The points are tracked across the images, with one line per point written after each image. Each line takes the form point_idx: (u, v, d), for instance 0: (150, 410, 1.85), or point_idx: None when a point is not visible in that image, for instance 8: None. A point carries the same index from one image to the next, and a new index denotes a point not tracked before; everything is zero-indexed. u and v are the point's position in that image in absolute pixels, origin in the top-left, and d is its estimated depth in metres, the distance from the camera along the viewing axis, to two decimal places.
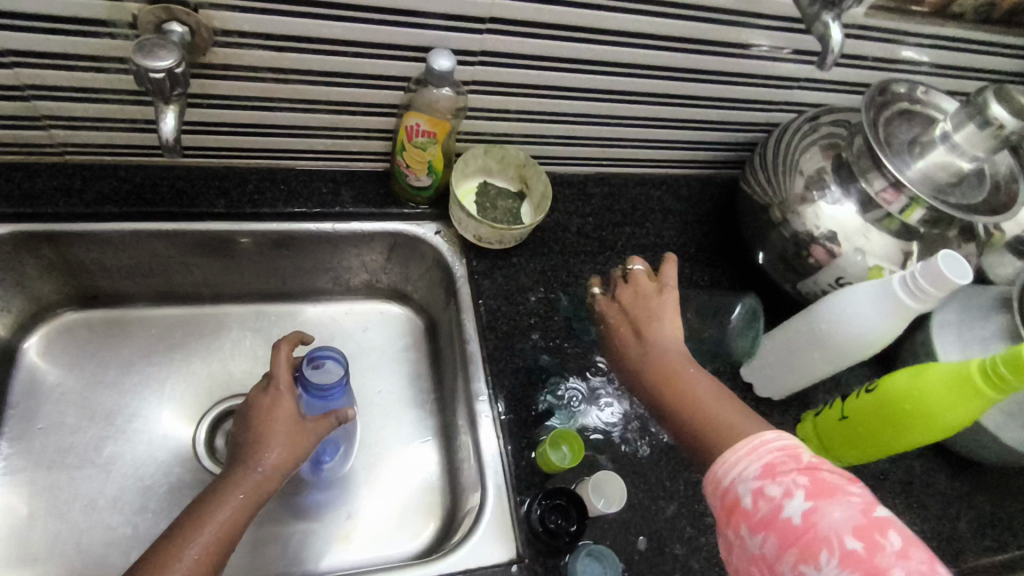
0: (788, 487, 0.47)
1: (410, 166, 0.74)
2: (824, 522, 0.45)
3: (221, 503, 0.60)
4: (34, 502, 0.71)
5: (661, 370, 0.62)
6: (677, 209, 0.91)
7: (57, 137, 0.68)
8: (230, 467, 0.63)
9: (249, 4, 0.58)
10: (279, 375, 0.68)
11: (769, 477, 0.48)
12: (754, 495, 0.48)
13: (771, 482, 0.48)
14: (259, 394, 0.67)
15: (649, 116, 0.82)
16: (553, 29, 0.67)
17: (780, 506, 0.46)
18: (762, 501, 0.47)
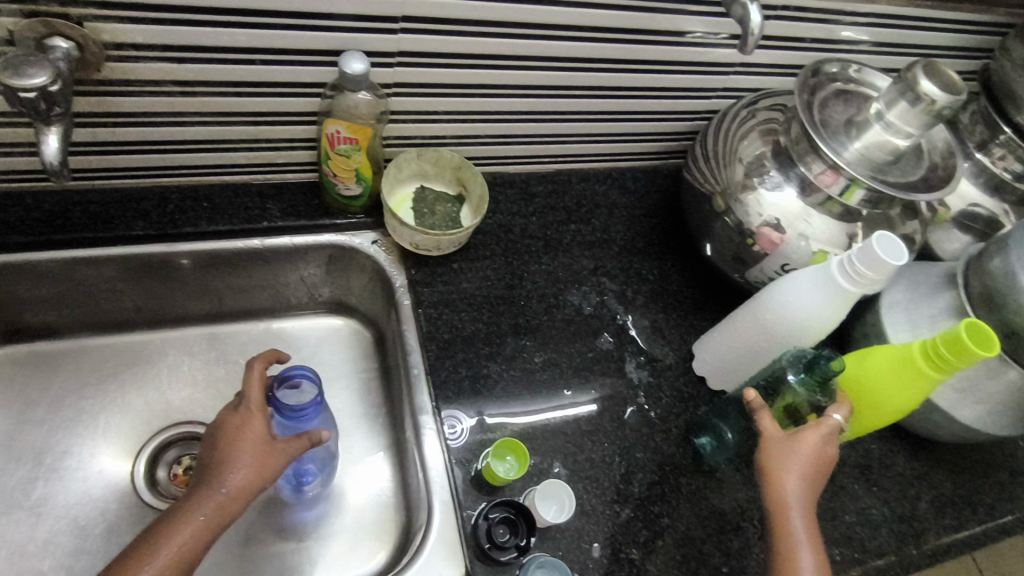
0: None
1: (337, 175, 0.71)
2: None
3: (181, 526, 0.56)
4: None
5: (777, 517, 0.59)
6: (624, 202, 0.89)
7: None
8: (193, 487, 0.59)
9: (140, 15, 0.55)
10: (250, 393, 0.64)
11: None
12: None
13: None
14: (228, 413, 0.63)
15: (585, 109, 0.80)
16: (471, 26, 0.65)
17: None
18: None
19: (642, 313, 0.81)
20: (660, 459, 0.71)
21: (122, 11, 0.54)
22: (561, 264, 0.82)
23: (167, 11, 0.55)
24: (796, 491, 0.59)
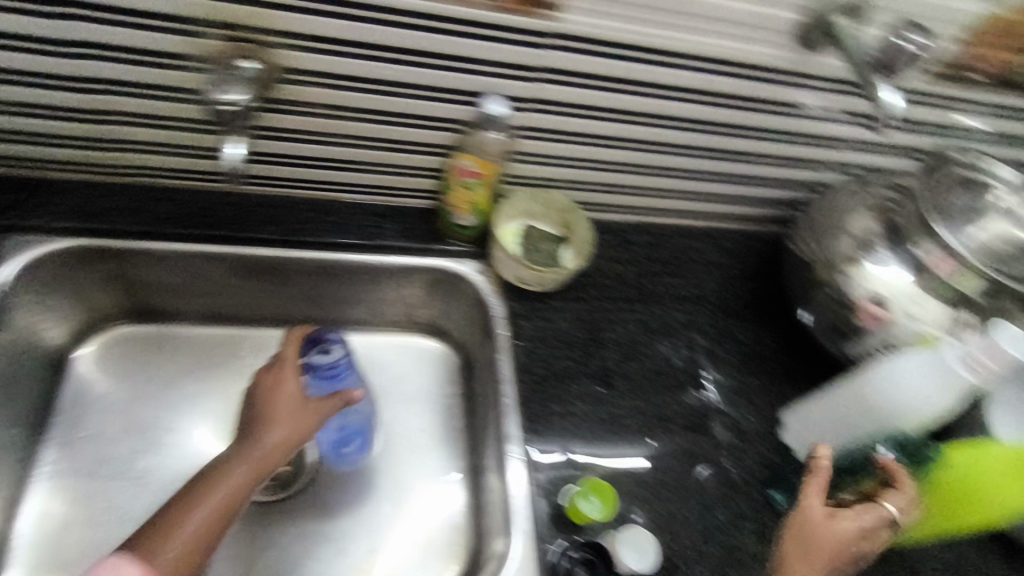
0: None
1: (456, 205, 0.76)
2: None
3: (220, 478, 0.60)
4: (70, 509, 0.73)
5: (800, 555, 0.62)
6: (721, 262, 0.90)
7: (129, 159, 0.72)
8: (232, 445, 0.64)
9: (315, 45, 0.61)
10: (284, 356, 0.69)
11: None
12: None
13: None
14: (264, 373, 0.68)
15: (698, 168, 0.82)
16: (607, 81, 0.67)
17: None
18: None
19: (730, 373, 0.81)
20: (738, 522, 0.70)
21: (303, 42, 0.60)
22: (654, 316, 0.83)
23: (338, 44, 0.61)
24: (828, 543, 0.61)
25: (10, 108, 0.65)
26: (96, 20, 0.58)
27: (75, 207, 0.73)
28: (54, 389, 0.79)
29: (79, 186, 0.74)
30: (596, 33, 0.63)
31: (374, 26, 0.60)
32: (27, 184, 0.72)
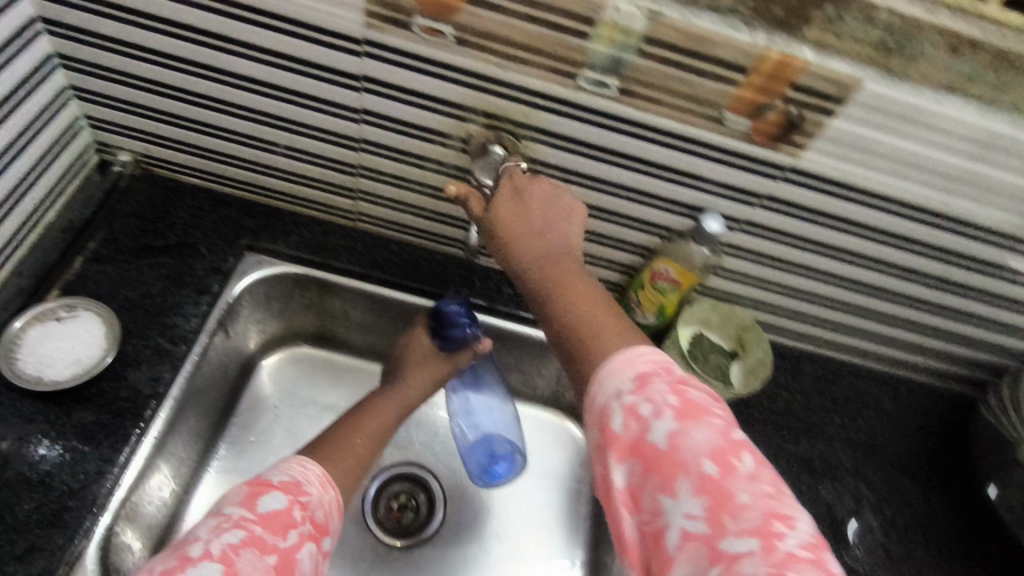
0: (751, 490, 0.41)
1: (642, 303, 0.76)
2: (688, 445, 0.42)
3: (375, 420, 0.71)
4: None
5: None
6: (895, 411, 0.85)
7: (361, 207, 0.78)
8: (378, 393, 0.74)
9: (565, 145, 0.64)
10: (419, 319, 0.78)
11: (640, 392, 0.45)
12: (625, 414, 0.44)
13: (645, 400, 0.44)
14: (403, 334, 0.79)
15: (889, 311, 0.79)
16: (826, 217, 0.68)
17: (648, 428, 0.43)
18: (631, 420, 0.44)
19: (895, 535, 0.76)
20: None
21: (555, 140, 0.63)
22: (816, 454, 0.80)
23: (585, 147, 0.63)
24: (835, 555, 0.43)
25: (279, 150, 0.72)
26: (375, 91, 0.62)
27: (303, 239, 0.80)
28: (236, 391, 0.83)
29: (307, 221, 0.81)
30: (835, 175, 0.63)
31: (626, 139, 0.62)
32: (267, 214, 0.80)
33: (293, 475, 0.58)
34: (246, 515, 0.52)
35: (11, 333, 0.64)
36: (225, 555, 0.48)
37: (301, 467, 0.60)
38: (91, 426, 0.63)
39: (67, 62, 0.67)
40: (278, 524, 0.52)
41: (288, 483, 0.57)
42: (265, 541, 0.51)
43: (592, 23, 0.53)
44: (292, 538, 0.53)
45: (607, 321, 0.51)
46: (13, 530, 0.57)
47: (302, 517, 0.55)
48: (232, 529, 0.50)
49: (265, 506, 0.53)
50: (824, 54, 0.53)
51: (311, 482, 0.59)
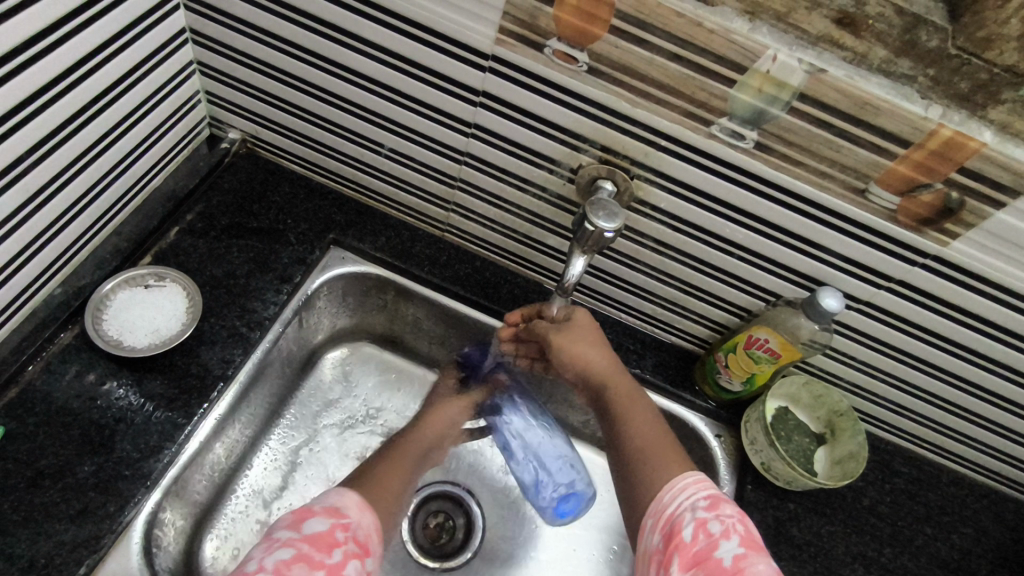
0: (728, 527, 0.51)
1: (728, 367, 0.71)
2: (750, 569, 0.49)
3: (404, 460, 0.70)
4: (272, 499, 0.74)
5: None
6: (997, 534, 0.76)
7: (451, 218, 0.77)
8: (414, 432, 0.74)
9: (680, 192, 0.59)
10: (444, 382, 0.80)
11: (713, 511, 0.52)
12: (696, 527, 0.52)
13: (715, 517, 0.52)
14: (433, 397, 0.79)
15: (1010, 426, 0.70)
16: (964, 314, 0.60)
17: (716, 544, 0.50)
18: (700, 533, 0.51)
19: None
20: None
21: (670, 185, 0.59)
22: (899, 566, 0.72)
23: (701, 197, 0.59)
24: None
25: (382, 151, 0.72)
26: (492, 108, 0.60)
27: (389, 241, 0.78)
28: (298, 379, 0.80)
29: (397, 223, 0.80)
30: (987, 271, 0.55)
31: (751, 195, 0.57)
32: (359, 211, 0.79)
33: (333, 501, 0.56)
34: (292, 535, 0.51)
35: (101, 292, 0.65)
36: (277, 570, 0.48)
37: (341, 493, 0.58)
38: (160, 398, 0.63)
39: (197, 37, 0.68)
40: (323, 543, 0.51)
41: (332, 508, 0.55)
42: (312, 558, 0.50)
43: (742, 70, 0.48)
44: (338, 556, 0.51)
45: (648, 429, 0.62)
46: (71, 488, 0.57)
47: (346, 537, 0.53)
48: (283, 547, 0.50)
49: (310, 527, 0.52)
50: (1005, 138, 0.46)
51: (351, 506, 0.57)
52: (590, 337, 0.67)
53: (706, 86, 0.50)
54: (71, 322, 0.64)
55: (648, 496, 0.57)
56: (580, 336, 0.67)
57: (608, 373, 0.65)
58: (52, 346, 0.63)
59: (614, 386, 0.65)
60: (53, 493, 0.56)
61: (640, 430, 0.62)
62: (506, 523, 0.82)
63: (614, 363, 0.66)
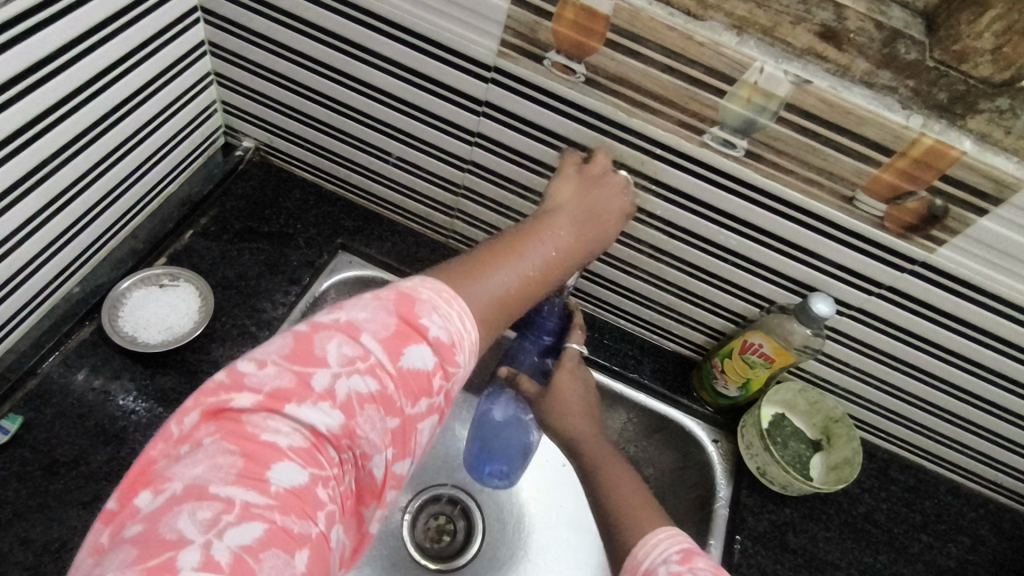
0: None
1: (724, 372, 0.73)
2: None
3: (518, 237, 0.56)
4: None
5: None
6: (995, 544, 0.76)
7: (455, 225, 0.79)
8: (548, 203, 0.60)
9: (674, 199, 0.62)
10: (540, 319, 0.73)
11: (686, 564, 0.48)
12: None
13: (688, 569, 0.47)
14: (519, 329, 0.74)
15: (1004, 434, 0.71)
16: (953, 320, 0.61)
17: None
18: None
19: None
20: None
21: (664, 192, 0.61)
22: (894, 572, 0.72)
23: (695, 204, 0.61)
24: None
25: (390, 159, 0.74)
26: (494, 117, 0.63)
27: (395, 247, 0.81)
28: None
29: (403, 229, 0.82)
30: (973, 278, 0.57)
31: (742, 203, 0.59)
32: (366, 217, 0.82)
33: (450, 331, 0.46)
34: (384, 363, 0.43)
35: (119, 290, 0.68)
36: (347, 407, 0.42)
37: (463, 321, 0.47)
38: (171, 392, 0.65)
39: (216, 50, 0.71)
40: (408, 386, 0.44)
41: (441, 343, 0.45)
42: (393, 404, 0.44)
43: (731, 81, 0.51)
44: (420, 408, 0.45)
45: (632, 481, 0.59)
46: (83, 476, 0.59)
47: (439, 389, 0.46)
48: (365, 376, 0.43)
49: (407, 360, 0.44)
50: (984, 148, 0.48)
51: (466, 346, 0.47)
52: (586, 398, 0.68)
53: (697, 96, 0.53)
54: (89, 318, 0.67)
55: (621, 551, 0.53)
56: (578, 393, 0.68)
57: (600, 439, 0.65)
58: (70, 341, 0.66)
59: (593, 451, 0.63)
60: (68, 481, 0.59)
61: (622, 479, 0.60)
62: (506, 527, 0.83)
63: (595, 422, 0.66)
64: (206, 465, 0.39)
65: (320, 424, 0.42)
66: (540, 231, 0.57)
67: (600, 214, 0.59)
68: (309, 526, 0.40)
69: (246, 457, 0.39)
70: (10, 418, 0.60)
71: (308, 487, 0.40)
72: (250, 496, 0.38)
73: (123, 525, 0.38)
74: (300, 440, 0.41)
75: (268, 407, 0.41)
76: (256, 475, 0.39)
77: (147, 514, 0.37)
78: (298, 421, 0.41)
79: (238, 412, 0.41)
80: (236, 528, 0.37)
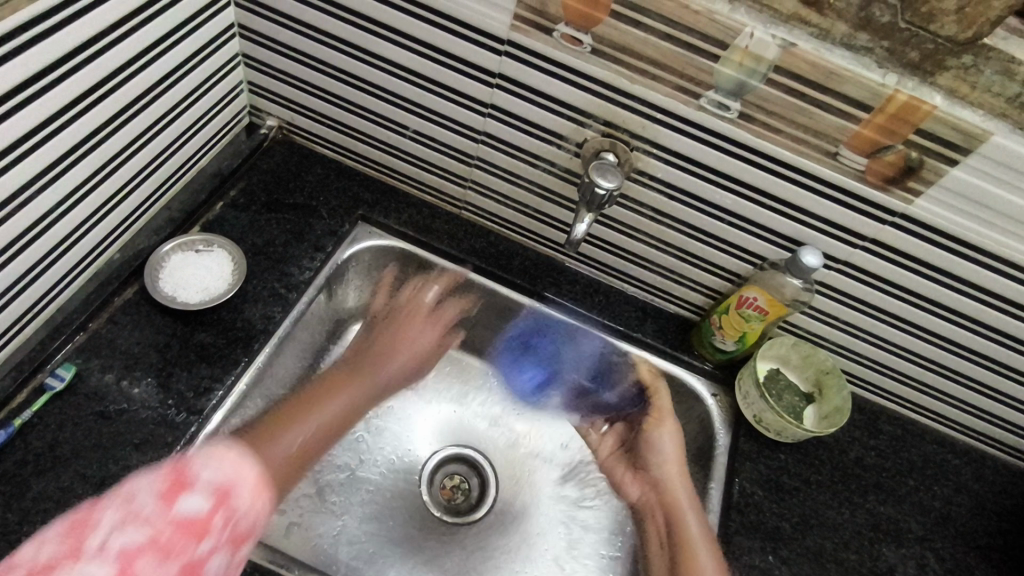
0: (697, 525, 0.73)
1: (722, 328, 0.78)
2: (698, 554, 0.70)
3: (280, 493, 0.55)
4: None
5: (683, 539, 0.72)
6: (976, 488, 0.81)
7: (468, 197, 0.84)
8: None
9: (674, 162, 0.67)
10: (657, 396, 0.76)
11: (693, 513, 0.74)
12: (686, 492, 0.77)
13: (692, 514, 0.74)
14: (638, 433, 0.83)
15: (984, 382, 0.76)
16: (931, 270, 0.66)
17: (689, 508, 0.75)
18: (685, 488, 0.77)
19: None
20: None
21: (665, 155, 0.67)
22: (883, 513, 0.77)
23: (692, 165, 0.66)
24: (704, 534, 0.72)
25: (407, 133, 0.79)
26: (507, 88, 0.68)
27: (411, 218, 0.86)
28: None
29: (419, 202, 0.87)
30: (949, 227, 0.62)
31: (737, 162, 0.64)
32: (383, 190, 0.87)
33: (226, 475, 0.50)
34: (154, 514, 0.45)
35: (160, 253, 0.73)
36: (122, 560, 0.43)
37: (237, 467, 0.51)
38: (209, 347, 0.70)
39: (244, 32, 0.77)
40: (193, 531, 0.45)
41: (236, 538, 0.48)
42: (173, 549, 0.44)
43: (725, 46, 0.56)
44: (206, 546, 0.45)
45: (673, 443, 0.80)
46: (133, 422, 0.64)
47: (223, 529, 0.47)
48: (139, 526, 0.44)
49: (183, 508, 0.46)
50: (952, 102, 0.54)
51: (204, 457, 0.50)
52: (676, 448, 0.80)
53: (694, 62, 0.58)
54: (131, 279, 0.72)
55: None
56: (669, 444, 0.80)
57: (669, 466, 0.79)
58: (114, 300, 0.70)
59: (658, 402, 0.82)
60: (119, 425, 0.64)
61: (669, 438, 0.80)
62: (518, 483, 0.87)
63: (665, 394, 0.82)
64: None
65: (129, 541, 0.43)
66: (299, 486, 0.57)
67: (418, 311, 0.86)
68: (226, 528, 0.47)
69: (63, 557, 0.42)
70: (64, 368, 0.65)
71: (166, 537, 0.44)
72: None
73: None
74: (143, 538, 0.44)
75: (99, 556, 0.43)
76: (127, 565, 0.42)
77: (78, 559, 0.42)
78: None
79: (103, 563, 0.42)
80: None
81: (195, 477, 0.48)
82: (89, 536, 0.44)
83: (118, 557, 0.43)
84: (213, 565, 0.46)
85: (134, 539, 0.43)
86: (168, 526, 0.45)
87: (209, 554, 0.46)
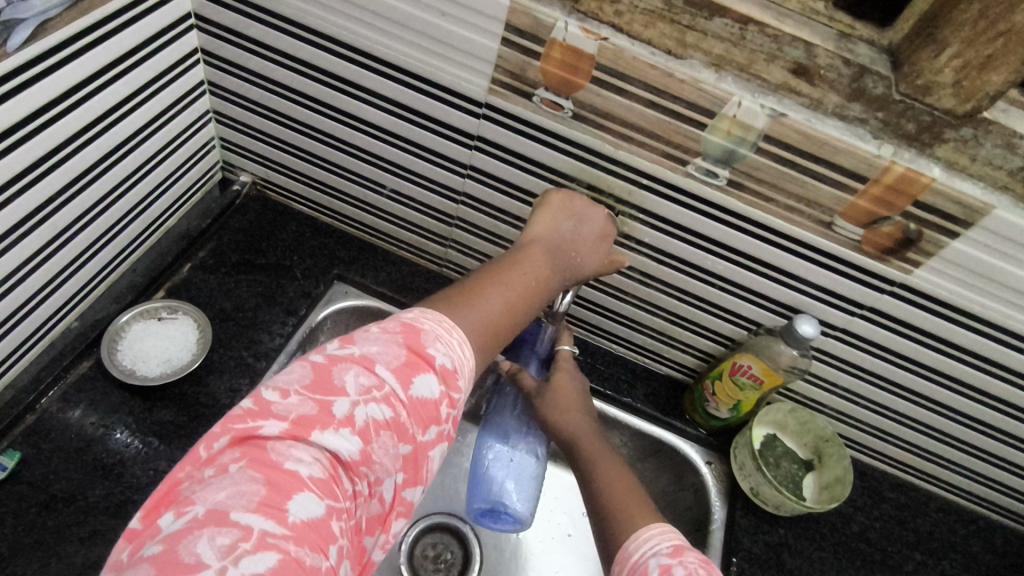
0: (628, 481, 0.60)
1: (716, 394, 0.74)
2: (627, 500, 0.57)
3: (539, 285, 0.57)
4: None
5: (614, 489, 0.58)
6: (986, 560, 0.77)
7: (449, 255, 0.81)
8: (540, 226, 0.60)
9: (661, 227, 0.64)
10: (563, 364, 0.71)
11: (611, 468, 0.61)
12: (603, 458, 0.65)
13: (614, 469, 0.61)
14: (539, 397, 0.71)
15: (992, 450, 0.72)
16: (933, 339, 0.63)
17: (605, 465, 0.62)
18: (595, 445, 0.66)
19: None
20: None
21: (652, 221, 0.64)
22: None
23: (680, 230, 0.63)
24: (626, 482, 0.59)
25: (385, 192, 0.76)
26: (486, 151, 0.65)
27: (391, 277, 0.83)
28: None
29: (399, 260, 0.84)
30: (950, 297, 0.59)
31: (727, 230, 0.61)
32: (363, 248, 0.84)
33: (378, 361, 0.44)
34: (268, 531, 0.37)
35: (117, 324, 0.69)
36: (269, 545, 0.36)
37: (380, 374, 0.43)
38: (168, 425, 0.66)
39: (215, 89, 0.73)
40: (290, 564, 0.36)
41: (312, 527, 0.38)
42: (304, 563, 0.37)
43: (711, 115, 0.54)
44: (335, 555, 0.39)
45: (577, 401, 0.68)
46: (82, 511, 0.60)
47: (366, 499, 0.42)
48: (282, 520, 0.37)
49: (296, 512, 0.38)
50: (952, 173, 0.51)
51: (393, 359, 0.44)
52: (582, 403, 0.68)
53: (679, 130, 0.56)
54: (86, 352, 0.68)
55: (616, 543, 0.53)
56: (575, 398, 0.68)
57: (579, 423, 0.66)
58: (68, 375, 0.67)
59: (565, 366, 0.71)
60: (67, 517, 0.60)
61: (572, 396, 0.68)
62: (502, 557, 0.80)
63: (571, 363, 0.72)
64: (233, 489, 0.38)
65: (312, 469, 0.40)
66: (552, 274, 0.58)
67: None
68: (454, 408, 0.46)
69: (270, 486, 0.38)
70: (8, 455, 0.61)
71: (323, 521, 0.39)
72: (267, 526, 0.37)
73: (255, 439, 0.40)
74: (319, 471, 0.40)
75: (288, 437, 0.40)
76: (276, 505, 0.38)
77: (165, 536, 0.36)
78: (244, 526, 0.36)
79: (261, 444, 0.40)
80: (252, 557, 0.35)
81: (429, 350, 0.46)
82: (332, 404, 0.42)
83: (366, 430, 0.42)
84: (438, 448, 0.46)
85: (378, 417, 0.42)
86: (406, 407, 0.43)
87: (434, 441, 0.46)
